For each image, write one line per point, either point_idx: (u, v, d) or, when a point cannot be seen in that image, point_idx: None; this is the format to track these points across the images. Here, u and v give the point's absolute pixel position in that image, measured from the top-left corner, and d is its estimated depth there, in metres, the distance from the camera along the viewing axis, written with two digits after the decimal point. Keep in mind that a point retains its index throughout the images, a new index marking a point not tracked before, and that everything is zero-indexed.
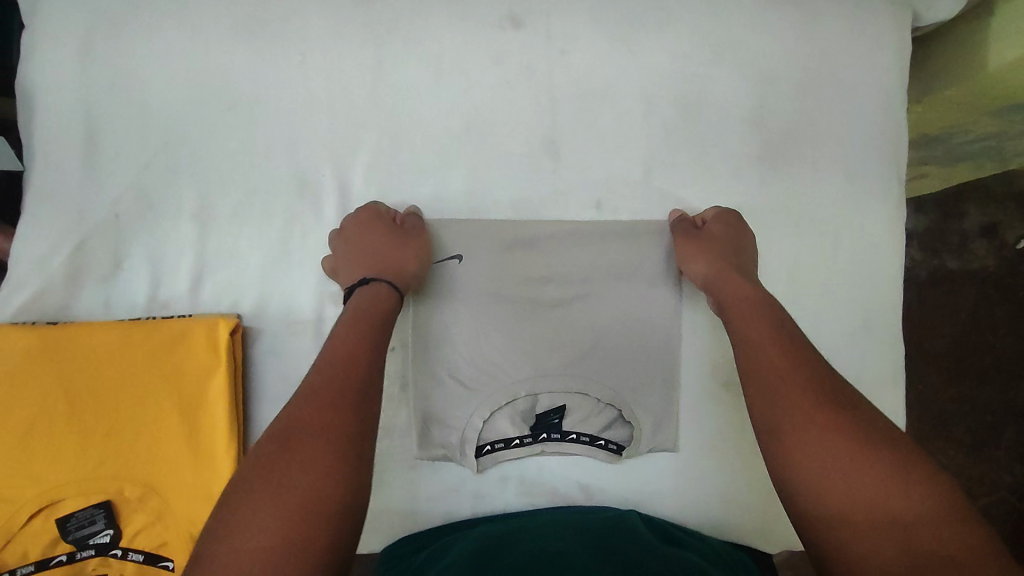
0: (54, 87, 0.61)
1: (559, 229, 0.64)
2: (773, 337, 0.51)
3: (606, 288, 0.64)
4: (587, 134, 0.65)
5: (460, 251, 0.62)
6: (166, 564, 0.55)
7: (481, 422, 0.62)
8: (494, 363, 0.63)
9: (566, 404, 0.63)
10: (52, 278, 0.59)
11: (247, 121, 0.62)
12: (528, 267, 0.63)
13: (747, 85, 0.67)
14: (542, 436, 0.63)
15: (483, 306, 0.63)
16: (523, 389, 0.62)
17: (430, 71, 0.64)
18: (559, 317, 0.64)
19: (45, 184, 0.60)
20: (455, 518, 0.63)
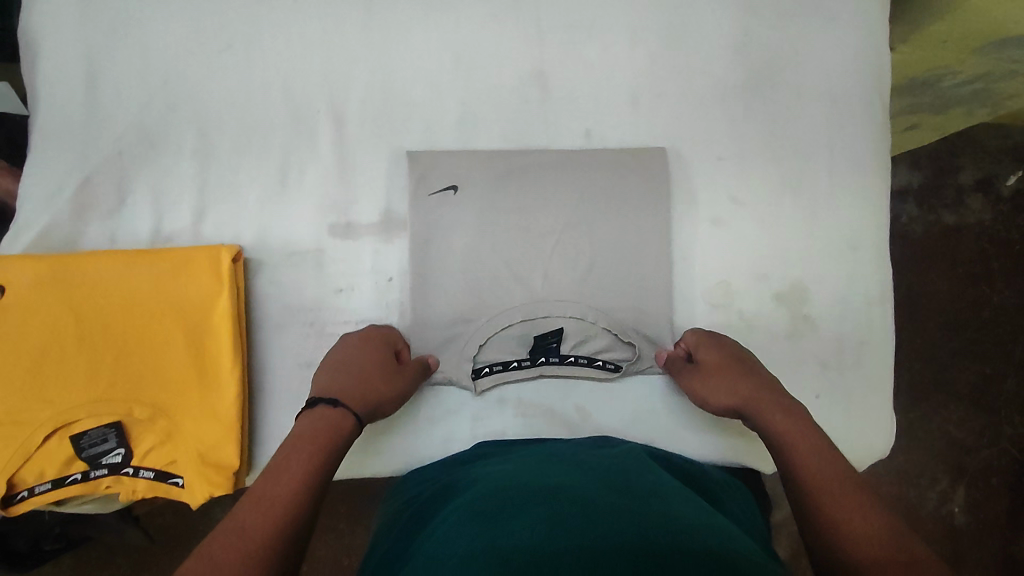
0: (55, 29, 0.62)
1: (550, 158, 0.65)
2: (805, 449, 0.51)
3: (599, 215, 0.66)
4: (575, 66, 0.67)
5: (454, 180, 0.64)
6: (176, 481, 0.57)
7: (479, 345, 0.64)
8: (490, 288, 0.64)
9: (564, 327, 0.64)
10: (59, 214, 0.61)
11: (244, 60, 0.63)
12: (522, 196, 0.65)
13: (731, 16, 0.68)
14: (541, 359, 0.64)
15: (480, 234, 0.64)
16: (519, 313, 0.64)
17: (420, 8, 0.65)
18: (554, 245, 0.65)
19: (48, 124, 0.62)
20: (454, 442, 0.64)
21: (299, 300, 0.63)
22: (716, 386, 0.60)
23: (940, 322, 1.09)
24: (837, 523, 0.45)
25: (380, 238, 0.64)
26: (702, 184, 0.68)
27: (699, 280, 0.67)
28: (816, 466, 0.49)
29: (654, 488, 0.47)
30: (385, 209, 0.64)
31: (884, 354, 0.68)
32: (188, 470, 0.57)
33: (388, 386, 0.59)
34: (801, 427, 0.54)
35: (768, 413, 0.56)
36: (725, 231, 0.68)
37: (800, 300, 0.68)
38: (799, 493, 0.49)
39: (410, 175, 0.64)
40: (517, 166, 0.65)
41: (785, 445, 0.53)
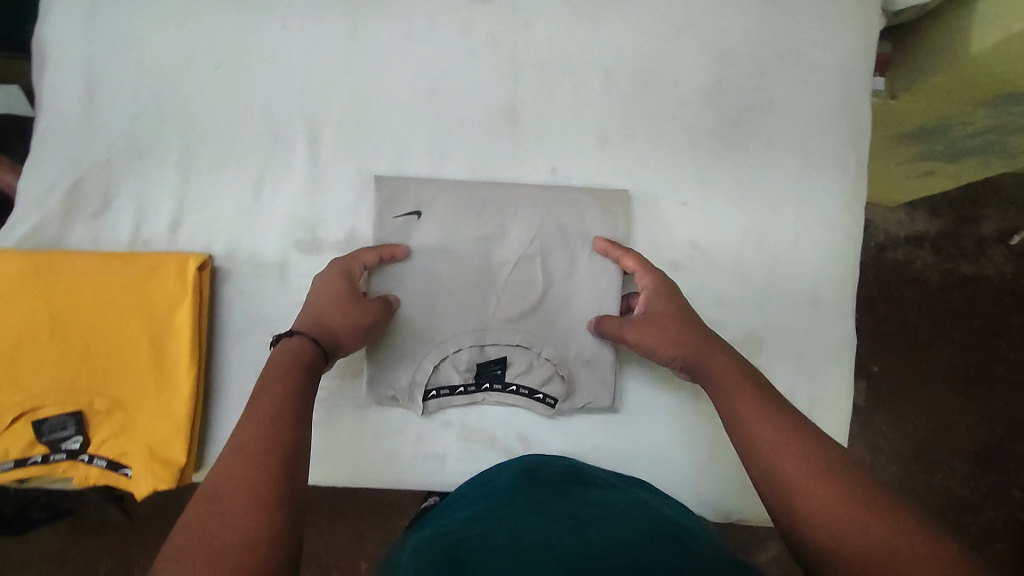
0: (60, 41, 0.67)
1: (509, 190, 0.67)
2: (755, 401, 0.52)
3: (552, 250, 0.67)
4: (547, 104, 0.68)
5: (418, 206, 0.66)
6: (126, 472, 0.61)
7: (427, 368, 0.66)
8: (443, 313, 0.67)
9: (508, 356, 0.67)
10: (49, 214, 0.65)
11: (230, 80, 0.67)
12: (480, 225, 0.67)
13: (707, 62, 0.69)
14: (485, 384, 0.66)
15: (437, 260, 0.67)
16: (467, 340, 0.66)
17: (400, 39, 0.68)
18: (511, 276, 0.67)
19: (48, 128, 0.67)
20: (398, 458, 0.66)
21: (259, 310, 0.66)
22: (664, 317, 0.61)
23: (950, 378, 1.07)
24: (780, 464, 0.47)
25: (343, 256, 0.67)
26: (664, 227, 0.68)
27: None
28: (762, 417, 0.51)
29: (624, 535, 0.42)
30: (350, 229, 0.67)
31: (837, 411, 0.67)
32: (137, 462, 0.60)
33: (349, 314, 0.59)
34: (746, 374, 0.55)
35: (713, 353, 0.57)
36: (683, 274, 0.68)
37: (755, 349, 0.68)
38: (749, 451, 0.50)
39: (376, 198, 0.66)
40: (480, 196, 0.67)
41: (732, 393, 0.54)
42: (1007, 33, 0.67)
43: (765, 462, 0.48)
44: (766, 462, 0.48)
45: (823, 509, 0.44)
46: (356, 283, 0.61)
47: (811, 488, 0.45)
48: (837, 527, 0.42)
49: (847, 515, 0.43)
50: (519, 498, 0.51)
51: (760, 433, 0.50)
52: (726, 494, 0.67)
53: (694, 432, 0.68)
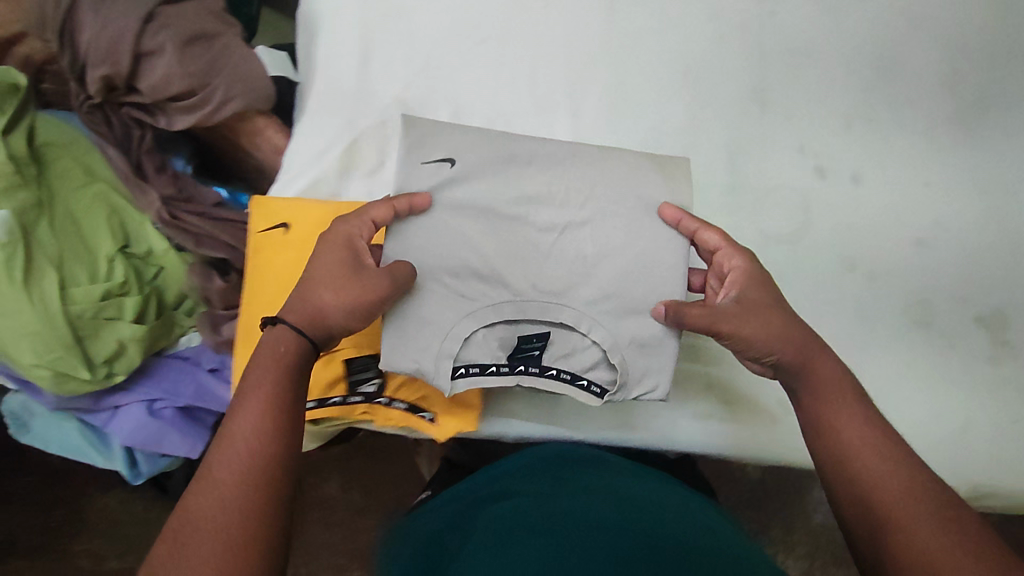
0: (338, 11, 0.71)
1: (602, 152, 0.60)
2: (867, 425, 0.51)
3: (606, 217, 0.59)
4: (793, 86, 0.72)
5: (452, 153, 0.57)
6: (423, 416, 0.63)
7: (464, 339, 0.56)
8: (473, 287, 0.57)
9: (552, 334, 0.58)
10: (328, 170, 0.68)
11: (496, 54, 0.71)
12: (522, 185, 0.58)
13: (943, 52, 0.73)
14: (520, 367, 0.57)
15: (481, 218, 0.58)
16: (502, 313, 0.57)
17: (656, 22, 0.72)
18: (547, 244, 0.59)
19: (325, 91, 0.70)
20: (672, 414, 0.68)
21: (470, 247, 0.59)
22: (763, 307, 0.57)
23: None
24: (881, 491, 0.47)
25: None
26: (910, 204, 0.71)
27: (901, 294, 0.70)
28: (857, 440, 0.50)
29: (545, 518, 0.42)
30: None
31: None
32: (437, 405, 0.63)
33: (356, 286, 0.53)
34: (841, 386, 0.54)
35: (819, 358, 0.55)
36: (929, 250, 0.71)
37: (1002, 324, 0.70)
38: (836, 471, 0.50)
39: (401, 143, 0.57)
40: (518, 151, 0.59)
41: (832, 407, 0.53)
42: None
43: (864, 485, 0.48)
44: (856, 478, 0.49)
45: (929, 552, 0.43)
46: (361, 252, 0.56)
47: (928, 514, 0.45)
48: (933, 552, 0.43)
49: (944, 544, 0.44)
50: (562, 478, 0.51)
51: (865, 458, 0.49)
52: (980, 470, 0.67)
53: (948, 404, 0.68)
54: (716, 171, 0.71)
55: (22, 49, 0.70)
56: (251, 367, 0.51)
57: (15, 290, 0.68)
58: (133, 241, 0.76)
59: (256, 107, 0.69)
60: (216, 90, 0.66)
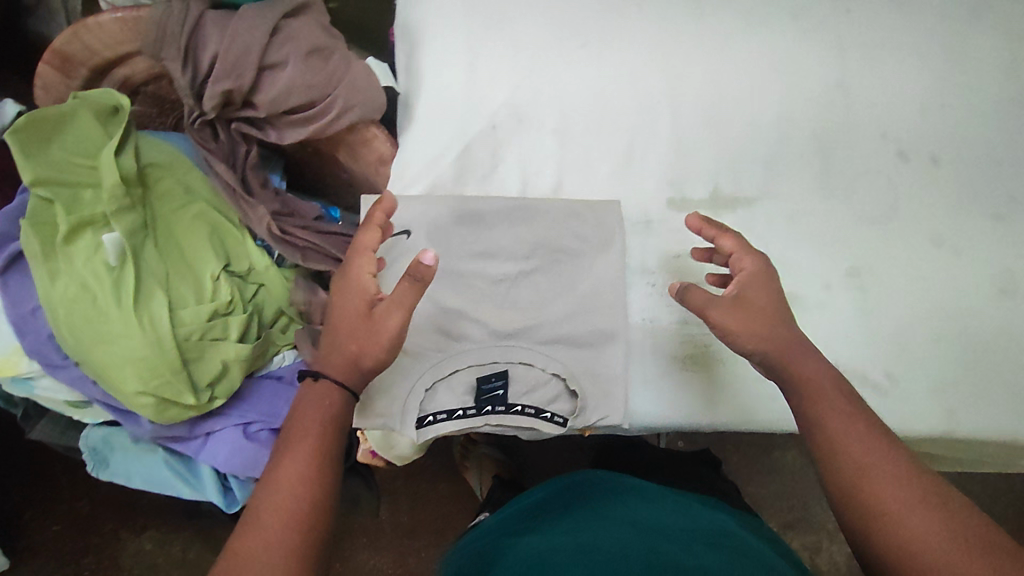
0: (438, 21, 0.73)
1: (530, 202, 0.63)
2: (852, 420, 0.54)
3: (552, 263, 0.63)
4: (873, 77, 0.76)
5: (406, 224, 0.62)
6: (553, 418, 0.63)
7: (424, 390, 0.60)
8: (425, 340, 0.61)
9: (509, 371, 0.61)
10: (443, 174, 0.69)
11: (596, 58, 0.74)
12: (472, 241, 0.63)
13: (1004, 40, 0.78)
14: (486, 407, 0.60)
15: (441, 276, 0.62)
16: (466, 360, 0.61)
17: (741, 23, 0.76)
18: (505, 292, 0.63)
19: (432, 98, 0.71)
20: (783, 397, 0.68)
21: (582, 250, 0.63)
22: (761, 311, 0.58)
23: None
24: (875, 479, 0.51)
25: (711, 213, 0.72)
26: (986, 182, 0.76)
27: (986, 266, 0.74)
28: (845, 423, 0.53)
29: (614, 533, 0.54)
30: (714, 187, 0.73)
31: None
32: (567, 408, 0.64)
33: (369, 321, 0.55)
34: (834, 385, 0.56)
35: (801, 358, 0.57)
36: (1007, 223, 0.75)
37: None
38: (824, 456, 0.53)
39: None
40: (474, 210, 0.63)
41: (825, 404, 0.55)
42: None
43: (850, 463, 0.52)
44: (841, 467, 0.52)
45: (914, 534, 0.48)
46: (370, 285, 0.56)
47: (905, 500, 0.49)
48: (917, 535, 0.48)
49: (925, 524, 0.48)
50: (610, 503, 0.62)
51: (849, 443, 0.53)
52: None
53: None
54: (808, 159, 0.74)
55: (124, 70, 0.70)
56: (296, 418, 0.52)
57: (124, 313, 0.64)
58: (233, 259, 0.72)
59: (368, 117, 0.70)
60: (336, 100, 0.67)
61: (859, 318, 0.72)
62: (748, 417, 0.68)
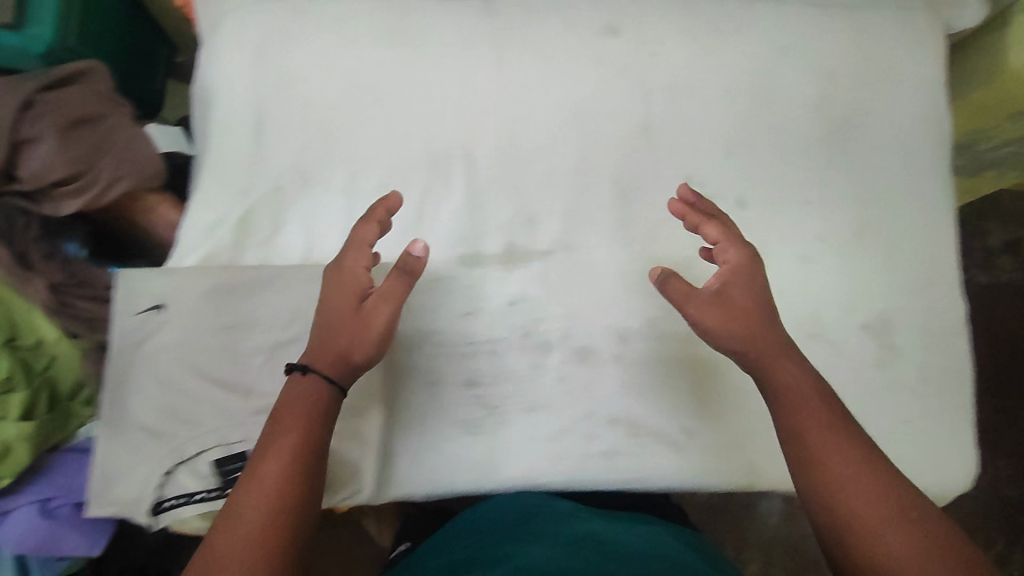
0: (223, 83, 0.72)
1: (286, 271, 0.64)
2: (829, 421, 0.53)
3: (313, 334, 0.63)
4: (678, 121, 0.75)
5: (160, 299, 0.63)
6: None
7: (162, 476, 0.60)
8: (169, 423, 0.61)
9: (255, 450, 0.61)
10: (222, 242, 0.69)
11: (389, 114, 0.73)
12: (229, 313, 0.63)
13: (815, 77, 0.77)
14: (233, 488, 0.60)
15: (192, 352, 0.62)
16: (212, 440, 0.61)
17: (541, 70, 0.74)
18: (264, 365, 0.63)
19: (217, 163, 0.71)
20: (567, 456, 0.69)
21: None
22: (740, 306, 0.58)
23: None
24: (853, 485, 0.51)
25: (504, 267, 0.72)
26: (792, 223, 0.75)
27: (790, 311, 0.73)
28: (823, 425, 0.53)
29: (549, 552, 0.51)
30: (507, 242, 0.72)
31: (963, 375, 0.75)
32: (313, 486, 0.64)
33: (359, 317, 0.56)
34: (811, 376, 0.56)
35: (784, 364, 0.56)
36: (811, 266, 0.74)
37: (884, 330, 0.74)
38: (796, 451, 0.54)
39: (117, 296, 0.63)
40: (231, 282, 0.63)
41: (796, 405, 0.54)
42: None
43: (818, 461, 0.52)
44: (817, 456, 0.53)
45: (864, 521, 0.49)
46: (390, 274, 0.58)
47: (853, 482, 0.51)
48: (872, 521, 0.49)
49: (871, 514, 0.49)
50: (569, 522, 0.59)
51: (808, 438, 0.53)
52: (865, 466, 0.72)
53: None
54: (607, 208, 0.73)
55: None
56: (281, 418, 0.53)
57: None
58: (20, 333, 0.67)
59: (144, 182, 0.69)
60: (103, 172, 0.66)
61: (655, 369, 0.71)
62: (746, 463, 0.71)
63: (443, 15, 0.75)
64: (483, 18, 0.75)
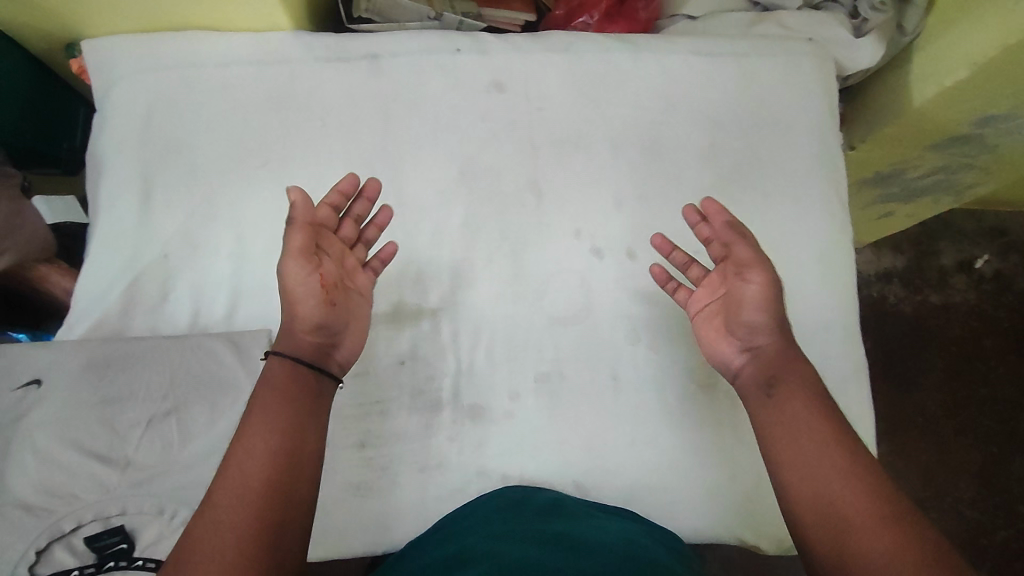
0: (116, 152, 0.75)
1: (163, 343, 0.66)
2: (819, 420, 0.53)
3: (189, 403, 0.65)
4: (566, 173, 0.76)
5: (38, 373, 0.64)
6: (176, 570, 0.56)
7: (34, 554, 0.56)
8: (46, 500, 0.60)
9: (129, 524, 0.59)
10: (108, 310, 0.70)
11: (278, 177, 0.74)
12: (105, 387, 0.64)
13: (701, 127, 0.78)
14: (106, 564, 0.56)
15: (69, 426, 0.62)
16: (86, 514, 0.59)
17: (429, 129, 0.76)
18: (141, 437, 0.63)
19: (108, 230, 0.73)
20: None
21: (219, 385, 0.65)
22: (756, 332, 0.59)
23: (894, 393, 1.35)
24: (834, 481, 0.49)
25: (393, 327, 0.72)
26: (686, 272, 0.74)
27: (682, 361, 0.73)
28: (806, 419, 0.53)
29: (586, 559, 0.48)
30: (397, 300, 0.72)
31: (867, 421, 0.73)
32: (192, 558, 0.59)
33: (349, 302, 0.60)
34: (794, 376, 0.56)
35: (791, 374, 0.56)
36: None
37: None
38: (789, 441, 0.53)
39: None
40: (111, 356, 0.65)
41: (776, 383, 0.56)
42: (973, 67, 0.80)
43: (812, 453, 0.51)
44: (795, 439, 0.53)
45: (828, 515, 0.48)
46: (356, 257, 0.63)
47: (839, 468, 0.50)
48: (839, 499, 0.48)
49: (860, 497, 0.48)
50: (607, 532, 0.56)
51: (813, 435, 0.52)
52: (772, 517, 0.70)
53: (729, 462, 0.71)
54: (497, 263, 0.74)
55: None
56: (253, 407, 0.51)
57: None
58: None
59: (32, 252, 0.72)
60: None
61: (548, 425, 0.70)
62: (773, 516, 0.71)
63: (330, 79, 0.76)
64: (371, 79, 0.76)
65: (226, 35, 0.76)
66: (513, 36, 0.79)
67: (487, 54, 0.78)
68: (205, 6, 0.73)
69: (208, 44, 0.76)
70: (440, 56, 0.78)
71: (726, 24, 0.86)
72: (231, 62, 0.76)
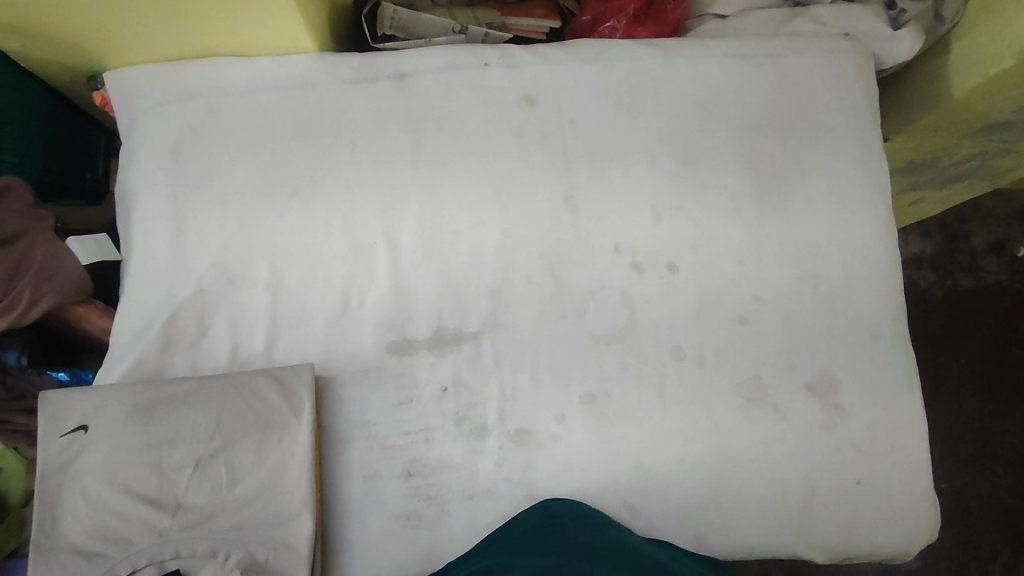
0: (146, 185, 0.73)
1: (207, 383, 0.65)
2: None
3: (236, 443, 0.64)
4: (601, 187, 0.74)
5: (84, 419, 0.63)
6: None
7: None
8: (102, 546, 0.60)
9: (182, 569, 0.60)
10: (148, 348, 0.69)
11: (308, 205, 0.72)
12: (152, 430, 0.63)
13: (737, 132, 0.76)
14: None
15: (119, 471, 0.61)
16: (143, 559, 0.60)
17: (460, 147, 0.74)
18: (190, 480, 0.62)
19: (143, 267, 0.72)
20: None
21: (266, 424, 0.64)
22: None
23: (931, 381, 1.32)
24: None
25: (434, 353, 0.71)
26: (728, 285, 0.73)
27: (728, 375, 0.71)
28: None
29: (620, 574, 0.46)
30: (436, 327, 0.71)
31: (919, 430, 0.72)
32: None
33: None
34: None
35: None
36: (750, 327, 0.73)
37: (829, 390, 0.72)
38: None
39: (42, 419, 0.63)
40: (156, 399, 0.64)
41: None
42: (1017, 56, 0.77)
43: None
44: None
45: None
46: None
47: None
48: None
49: None
50: (645, 546, 0.54)
51: None
52: (825, 532, 0.70)
53: (784, 476, 0.69)
54: (535, 282, 0.73)
55: None
56: None
57: None
58: None
59: (69, 295, 0.73)
60: (22, 292, 0.69)
61: (596, 447, 0.69)
62: (826, 531, 0.70)
63: (359, 100, 0.75)
64: (399, 100, 0.75)
65: (249, 61, 0.75)
66: (542, 48, 0.77)
67: (516, 67, 0.76)
68: (230, 33, 0.72)
69: (232, 72, 0.75)
70: (469, 72, 0.76)
71: (759, 22, 0.84)
72: (257, 89, 0.75)
